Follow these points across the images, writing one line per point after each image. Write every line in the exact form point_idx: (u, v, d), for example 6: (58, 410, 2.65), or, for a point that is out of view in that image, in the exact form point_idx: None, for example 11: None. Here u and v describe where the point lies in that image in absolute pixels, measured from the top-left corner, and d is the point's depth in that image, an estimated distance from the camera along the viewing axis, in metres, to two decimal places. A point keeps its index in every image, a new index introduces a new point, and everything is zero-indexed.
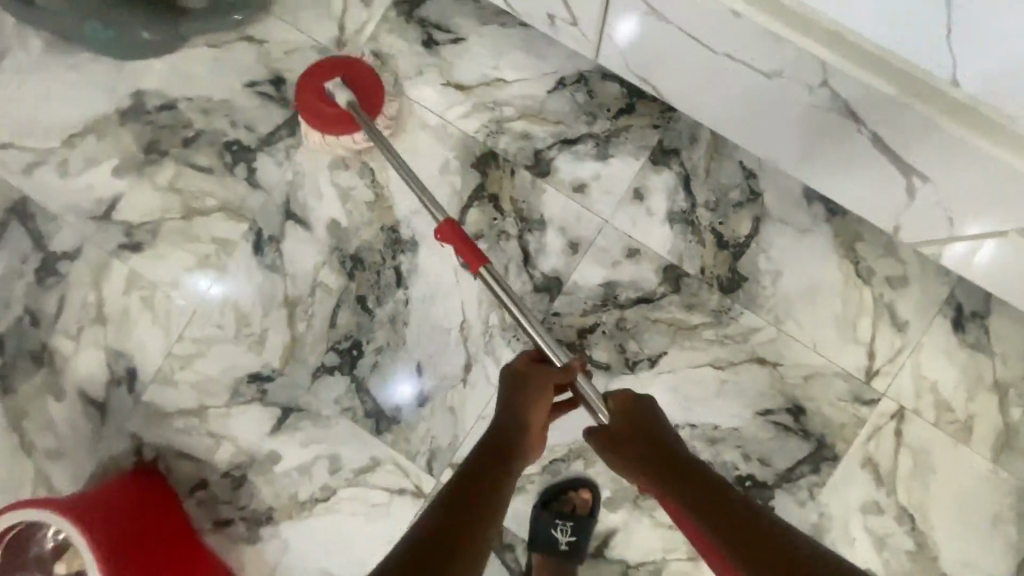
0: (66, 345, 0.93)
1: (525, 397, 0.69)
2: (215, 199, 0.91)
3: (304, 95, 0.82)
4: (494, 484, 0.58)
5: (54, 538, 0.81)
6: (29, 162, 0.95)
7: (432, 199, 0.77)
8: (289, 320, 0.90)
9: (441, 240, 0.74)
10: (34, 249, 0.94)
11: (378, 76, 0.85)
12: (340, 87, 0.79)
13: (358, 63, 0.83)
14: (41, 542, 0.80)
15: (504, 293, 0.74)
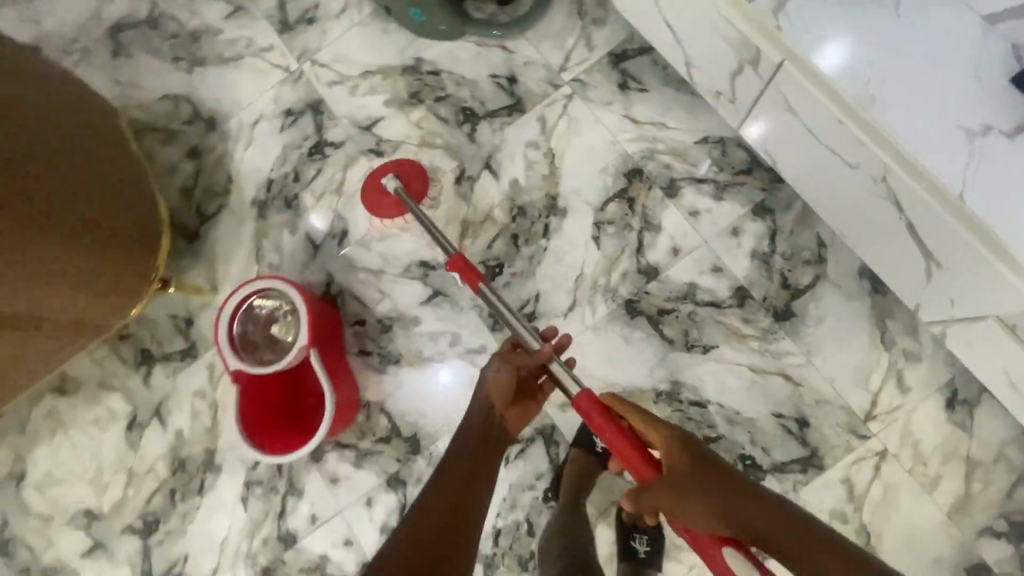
0: (310, 200, 1.34)
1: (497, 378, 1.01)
2: (442, 141, 1.31)
3: (367, 192, 1.19)
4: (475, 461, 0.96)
5: (263, 313, 1.17)
6: (332, 79, 1.39)
7: (449, 240, 1.08)
8: (461, 234, 1.26)
9: (453, 269, 1.03)
10: (313, 133, 1.37)
11: (413, 166, 1.23)
12: (390, 179, 1.16)
13: (400, 161, 1.22)
14: (253, 312, 1.16)
15: (496, 300, 1.00)
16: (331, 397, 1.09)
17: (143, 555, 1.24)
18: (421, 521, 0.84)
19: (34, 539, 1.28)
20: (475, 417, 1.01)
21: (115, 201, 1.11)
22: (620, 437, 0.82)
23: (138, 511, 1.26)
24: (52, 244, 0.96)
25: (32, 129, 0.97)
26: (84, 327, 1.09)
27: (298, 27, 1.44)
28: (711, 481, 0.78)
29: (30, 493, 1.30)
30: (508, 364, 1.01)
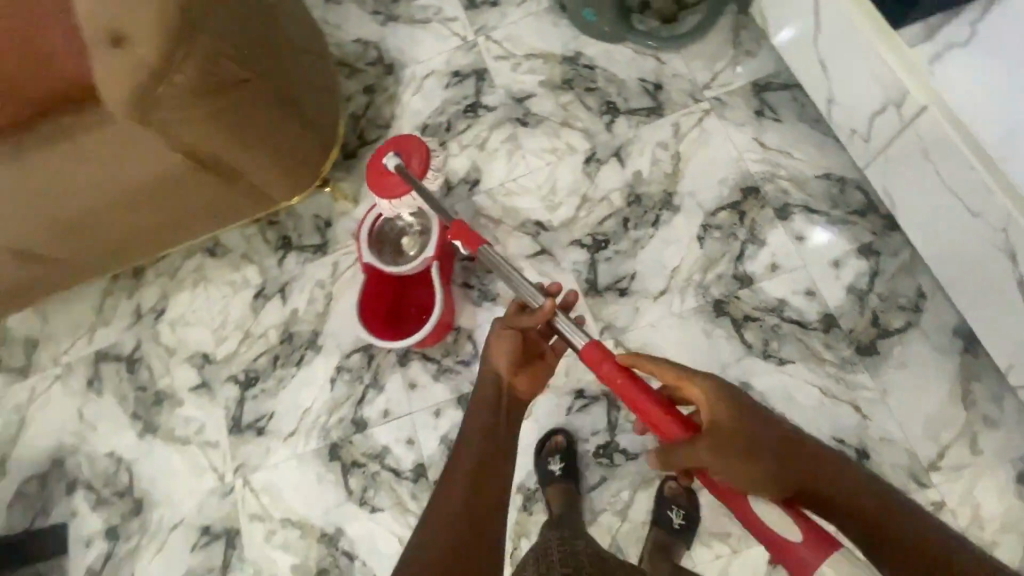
0: (454, 147, 1.52)
1: (497, 340, 1.07)
2: (582, 124, 1.46)
3: (373, 175, 1.24)
4: (493, 446, 0.97)
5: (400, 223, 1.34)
6: (500, 54, 1.59)
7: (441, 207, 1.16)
8: (577, 206, 1.39)
9: (453, 236, 1.10)
10: (472, 94, 1.57)
11: (414, 141, 1.26)
12: (389, 158, 1.22)
13: (398, 138, 1.26)
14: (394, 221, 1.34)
15: (492, 258, 1.06)
16: (439, 308, 1.24)
17: (237, 403, 1.42)
18: (451, 502, 0.86)
19: (157, 365, 1.51)
20: (486, 389, 1.07)
21: (320, 109, 1.29)
22: (640, 393, 0.86)
23: (243, 365, 1.46)
24: (276, 134, 1.16)
25: (298, 38, 1.22)
26: (259, 195, 1.26)
27: (482, 7, 1.65)
28: (749, 437, 0.79)
29: (165, 327, 1.54)
30: (510, 328, 1.05)
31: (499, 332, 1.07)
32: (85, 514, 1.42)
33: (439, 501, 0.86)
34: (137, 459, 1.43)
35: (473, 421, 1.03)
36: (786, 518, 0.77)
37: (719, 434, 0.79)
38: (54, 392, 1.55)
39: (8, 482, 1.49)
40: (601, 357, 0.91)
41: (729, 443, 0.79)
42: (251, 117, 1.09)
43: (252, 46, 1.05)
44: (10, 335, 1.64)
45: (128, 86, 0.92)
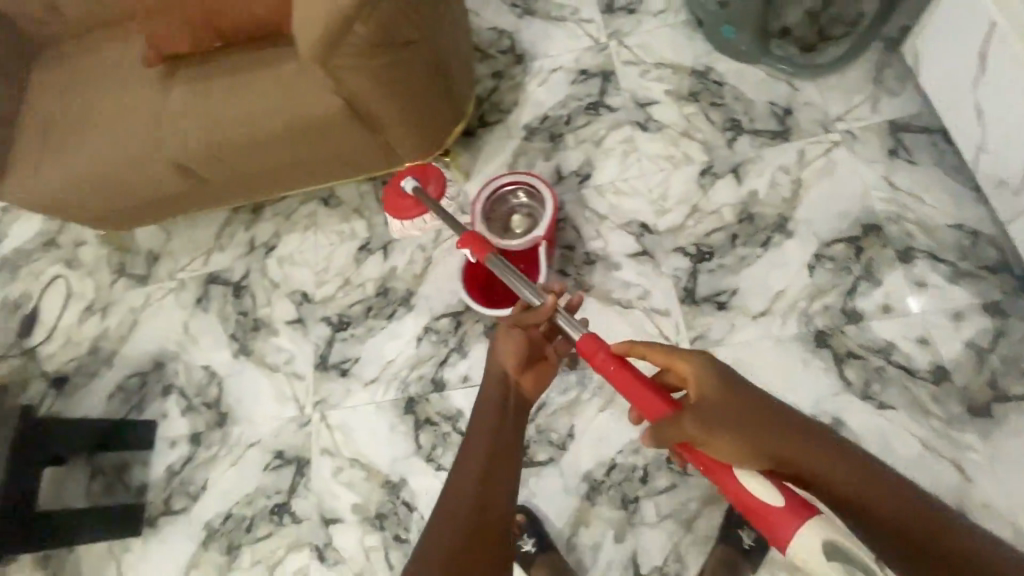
0: (571, 140, 1.56)
1: (505, 339, 1.05)
2: (702, 136, 1.47)
3: (389, 198, 1.30)
4: (503, 449, 0.94)
5: (511, 201, 1.38)
6: (630, 59, 1.63)
7: (452, 219, 1.19)
8: (686, 215, 1.40)
9: (463, 245, 1.15)
10: (596, 93, 1.61)
11: (432, 168, 1.32)
12: (407, 181, 1.28)
13: (418, 166, 1.32)
14: (507, 198, 1.38)
15: (500, 266, 1.10)
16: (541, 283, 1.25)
17: (326, 343, 1.51)
18: (453, 514, 0.86)
19: (260, 295, 1.62)
20: (493, 390, 1.03)
21: (461, 91, 1.36)
22: (631, 377, 0.93)
23: (337, 309, 1.54)
24: (418, 102, 1.23)
25: (459, 28, 1.31)
26: (390, 152, 1.32)
27: (618, 13, 1.70)
28: (731, 406, 0.80)
29: (273, 263, 1.65)
30: (517, 328, 1.06)
31: (508, 333, 1.06)
32: (174, 417, 1.53)
33: (443, 515, 0.87)
34: (228, 376, 1.54)
35: (479, 420, 1.00)
36: (771, 487, 0.75)
37: (704, 405, 0.81)
38: (166, 302, 1.69)
39: (114, 374, 1.64)
40: (595, 349, 0.95)
41: (714, 414, 0.80)
42: (404, 82, 1.17)
43: (429, 23, 1.14)
44: (137, 246, 1.80)
45: (326, 26, 1.01)
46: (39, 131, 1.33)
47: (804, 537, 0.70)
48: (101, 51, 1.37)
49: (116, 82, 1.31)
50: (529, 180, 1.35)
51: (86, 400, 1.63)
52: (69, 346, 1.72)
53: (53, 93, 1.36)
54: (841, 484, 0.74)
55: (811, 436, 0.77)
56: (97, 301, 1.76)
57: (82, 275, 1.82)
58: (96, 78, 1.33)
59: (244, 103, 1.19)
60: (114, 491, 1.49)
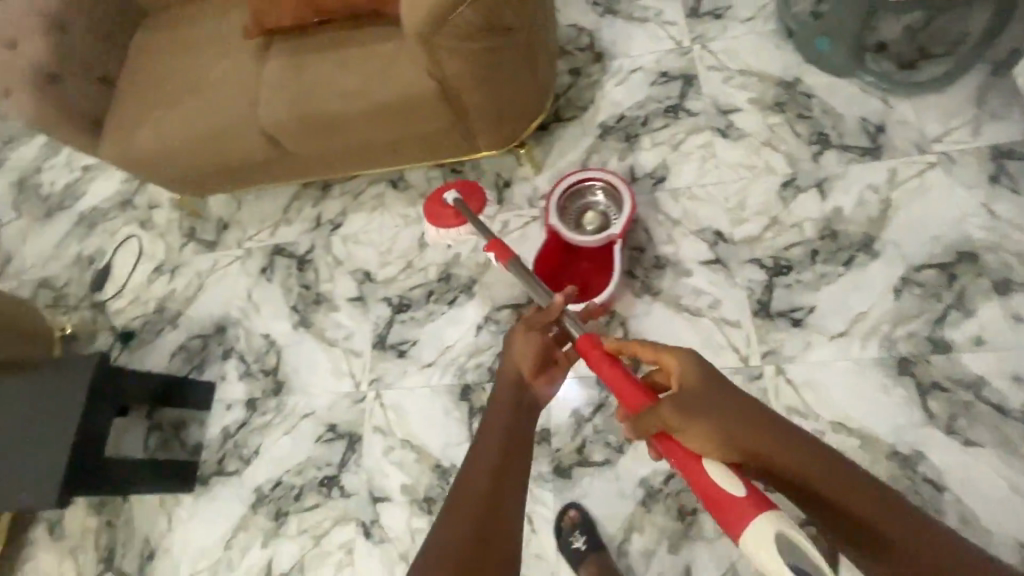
0: (646, 142, 1.54)
1: (518, 340, 1.10)
2: (786, 148, 1.43)
3: (431, 205, 1.40)
4: (514, 452, 0.96)
5: (590, 195, 1.37)
6: (713, 65, 1.59)
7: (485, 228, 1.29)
8: (765, 226, 1.36)
9: (489, 248, 1.23)
10: (676, 97, 1.58)
11: (476, 187, 1.44)
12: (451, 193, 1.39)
13: (463, 183, 1.44)
14: (587, 192, 1.37)
15: (519, 267, 1.17)
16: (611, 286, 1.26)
17: (386, 323, 1.52)
18: (460, 515, 0.86)
19: (322, 270, 1.64)
20: (506, 390, 1.06)
21: (546, 87, 1.35)
22: (617, 370, 0.95)
23: (398, 291, 1.55)
24: (503, 91, 1.23)
25: (551, 24, 1.31)
26: (469, 139, 1.32)
27: (704, 17, 1.67)
28: (708, 400, 0.83)
29: (337, 240, 1.67)
30: (532, 329, 1.10)
31: (524, 334, 1.10)
32: (232, 381, 1.56)
33: (450, 509, 0.88)
34: (287, 347, 1.56)
35: (493, 421, 1.02)
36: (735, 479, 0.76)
37: (682, 395, 0.83)
38: (232, 269, 1.73)
39: (178, 334, 1.69)
40: (590, 345, 0.99)
41: (691, 405, 0.82)
42: (494, 68, 1.16)
43: (526, 13, 1.14)
44: (208, 212, 1.85)
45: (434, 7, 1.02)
46: (138, 91, 1.38)
47: (761, 533, 0.70)
48: (204, 20, 1.41)
49: (215, 50, 1.36)
50: (610, 180, 1.33)
51: (149, 356, 1.69)
52: (137, 303, 1.78)
53: (154, 56, 1.41)
54: (810, 477, 0.76)
55: (784, 433, 0.80)
56: (167, 262, 1.82)
57: (154, 236, 1.88)
58: (197, 45, 1.38)
59: (334, 80, 1.22)
60: (170, 447, 1.52)
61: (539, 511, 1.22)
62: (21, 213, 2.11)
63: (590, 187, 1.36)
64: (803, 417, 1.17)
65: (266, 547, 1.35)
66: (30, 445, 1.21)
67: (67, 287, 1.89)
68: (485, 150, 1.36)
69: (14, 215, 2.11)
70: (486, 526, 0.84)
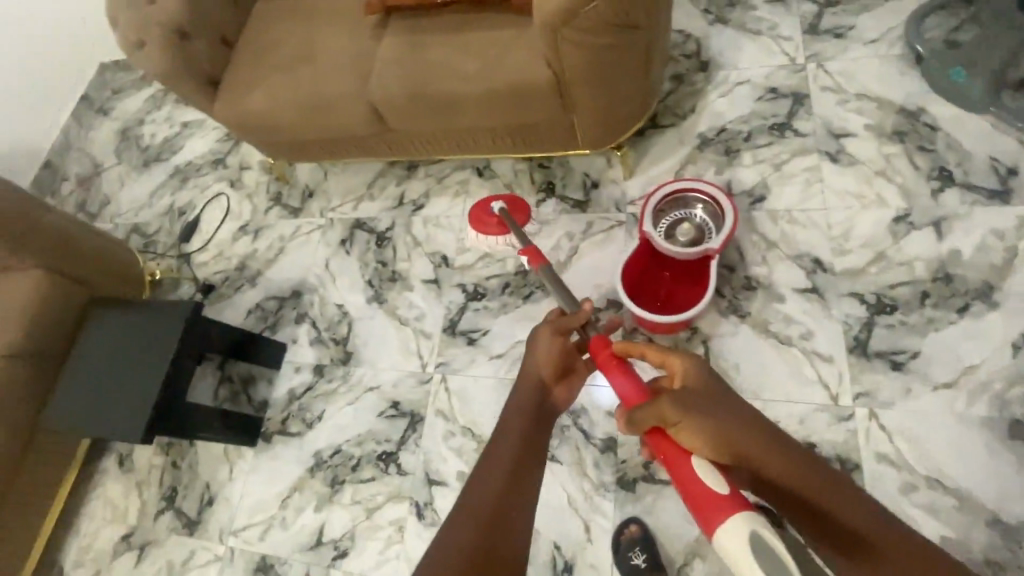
0: (748, 159, 1.48)
1: (540, 342, 1.10)
2: (902, 180, 1.35)
3: (475, 211, 1.46)
4: (529, 457, 0.96)
5: (689, 209, 1.32)
6: (828, 85, 1.51)
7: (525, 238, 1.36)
8: (870, 260, 1.28)
9: (524, 254, 1.31)
10: (784, 114, 1.51)
11: (522, 200, 1.48)
12: (498, 204, 1.44)
13: (511, 195, 1.49)
14: (685, 205, 1.32)
15: (549, 277, 1.25)
16: (703, 303, 1.19)
17: (458, 309, 1.52)
18: (469, 515, 0.86)
19: (400, 249, 1.66)
20: (525, 393, 1.06)
21: (653, 90, 1.32)
22: (624, 372, 0.99)
23: (473, 279, 1.55)
24: (615, 92, 1.21)
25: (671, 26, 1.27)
26: (568, 135, 1.32)
27: (822, 36, 1.59)
28: (705, 401, 0.87)
29: (418, 221, 1.69)
30: (556, 333, 1.10)
31: (549, 339, 1.09)
32: (303, 345, 1.60)
33: (463, 508, 0.88)
34: (359, 319, 1.59)
35: (509, 425, 1.01)
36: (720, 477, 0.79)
37: (683, 393, 0.87)
38: (312, 237, 1.77)
39: (256, 293, 1.74)
40: (603, 348, 1.03)
41: (689, 402, 0.86)
42: (613, 69, 1.14)
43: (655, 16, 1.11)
44: (295, 179, 1.90)
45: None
46: (257, 54, 1.42)
47: (732, 529, 0.73)
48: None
49: (338, 22, 1.39)
50: (717, 200, 1.28)
51: (226, 311, 1.75)
52: (220, 259, 1.85)
53: (277, 21, 1.44)
54: (789, 478, 0.80)
55: (776, 441, 0.82)
56: (251, 223, 1.88)
57: (241, 196, 1.95)
58: (320, 14, 1.41)
59: (444, 64, 1.23)
60: (238, 401, 1.57)
61: (598, 520, 1.20)
62: (122, 160, 2.23)
63: (688, 200, 1.32)
64: (895, 467, 1.10)
65: (319, 511, 1.37)
66: (124, 381, 1.28)
67: (157, 235, 1.99)
68: (584, 148, 1.35)
69: (115, 161, 2.24)
70: (494, 527, 0.85)
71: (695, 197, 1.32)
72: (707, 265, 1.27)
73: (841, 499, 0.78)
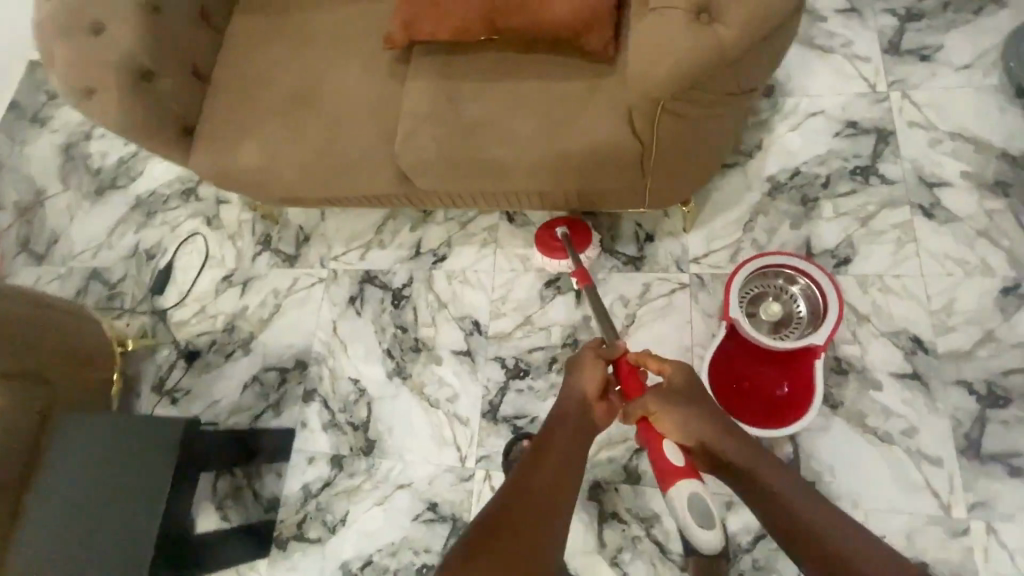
0: (828, 211, 1.29)
1: (576, 366, 1.00)
2: (1009, 244, 1.19)
3: (541, 232, 1.29)
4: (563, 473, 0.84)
5: (784, 287, 1.14)
6: (918, 120, 1.32)
7: (577, 256, 1.25)
8: (978, 341, 1.13)
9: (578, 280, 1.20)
10: (867, 156, 1.31)
11: (584, 222, 1.32)
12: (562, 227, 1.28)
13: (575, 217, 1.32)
14: (780, 283, 1.14)
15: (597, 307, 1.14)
16: (794, 425, 1.05)
17: (498, 389, 1.32)
18: (501, 532, 0.72)
19: (423, 311, 1.42)
20: (563, 416, 0.94)
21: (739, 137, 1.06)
22: (635, 384, 0.98)
23: (514, 351, 1.34)
24: (701, 151, 0.95)
25: None
26: (635, 198, 1.05)
27: (905, 57, 1.38)
28: (683, 392, 0.90)
29: (440, 276, 1.44)
30: (593, 359, 1.00)
31: (595, 364, 0.99)
32: (315, 430, 1.38)
33: (491, 522, 0.74)
34: (380, 399, 1.37)
35: (543, 445, 0.89)
36: (678, 453, 0.86)
37: (666, 387, 0.90)
38: (314, 292, 1.51)
39: (251, 362, 1.49)
40: (627, 369, 0.99)
41: (669, 391, 0.90)
42: (704, 132, 0.90)
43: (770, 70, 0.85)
44: (286, 218, 1.61)
45: (687, 68, 0.74)
46: (244, 97, 1.13)
47: (678, 492, 0.82)
48: (334, 13, 1.14)
49: (348, 59, 1.10)
50: (827, 298, 1.08)
51: (217, 383, 1.50)
52: (204, 318, 1.57)
53: (266, 54, 1.15)
54: (737, 459, 0.84)
55: (732, 429, 0.88)
56: (238, 272, 1.60)
57: (223, 238, 1.65)
58: (326, 46, 1.12)
59: (484, 119, 0.98)
60: (243, 499, 1.36)
61: None
62: (67, 184, 1.86)
63: (787, 277, 1.13)
64: None
65: None
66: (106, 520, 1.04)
67: (122, 285, 1.68)
68: (653, 209, 1.08)
69: (60, 187, 1.86)
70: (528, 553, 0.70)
71: (804, 281, 1.12)
72: (792, 363, 1.10)
73: (775, 470, 0.82)
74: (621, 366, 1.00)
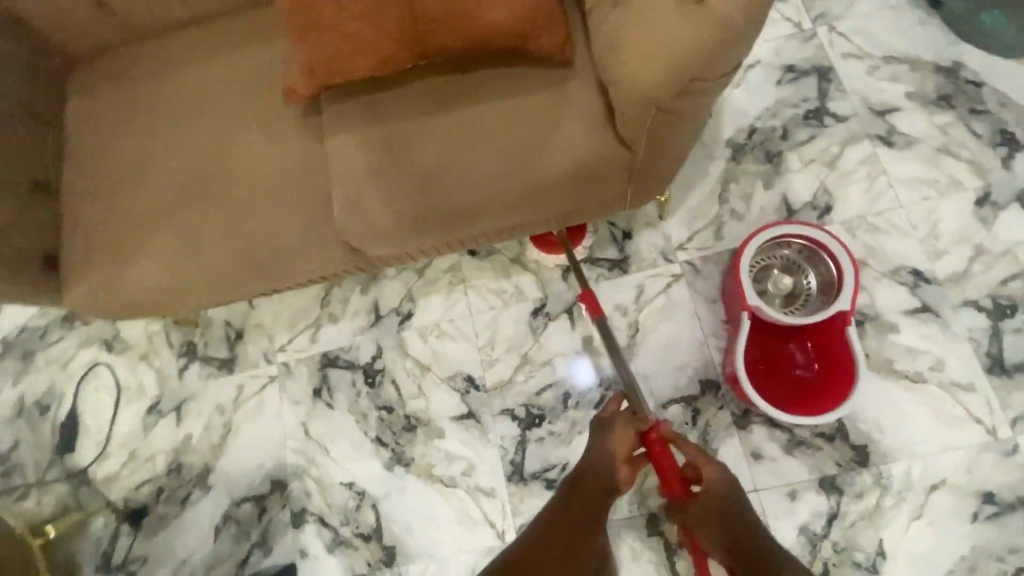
0: (795, 162, 1.24)
1: (604, 436, 0.91)
2: (969, 155, 1.20)
3: None
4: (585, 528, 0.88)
5: (792, 264, 1.09)
6: (851, 51, 1.29)
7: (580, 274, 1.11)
8: (971, 257, 1.14)
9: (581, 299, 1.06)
10: (815, 97, 1.27)
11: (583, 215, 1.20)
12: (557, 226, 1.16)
13: None
14: (787, 261, 1.09)
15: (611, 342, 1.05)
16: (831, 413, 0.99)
17: (517, 445, 1.17)
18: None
19: (405, 382, 1.23)
20: (591, 481, 0.89)
21: None
22: (672, 471, 0.87)
23: (521, 398, 1.19)
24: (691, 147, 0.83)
25: None
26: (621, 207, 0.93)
27: None
28: (720, 503, 0.88)
29: (413, 336, 1.25)
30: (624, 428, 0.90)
31: (626, 431, 0.89)
32: (320, 555, 1.17)
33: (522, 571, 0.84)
34: (386, 497, 1.18)
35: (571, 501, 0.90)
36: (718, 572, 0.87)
37: (705, 505, 0.88)
38: (268, 396, 1.27)
39: (216, 501, 1.23)
40: (663, 453, 0.88)
41: (707, 502, 0.88)
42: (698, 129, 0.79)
43: None
44: (205, 318, 1.33)
45: (686, 64, 0.65)
46: (130, 202, 0.92)
47: None
48: (220, 76, 0.94)
49: (251, 127, 0.90)
50: (838, 270, 1.03)
51: (180, 538, 1.23)
52: (138, 465, 1.28)
53: (146, 143, 0.93)
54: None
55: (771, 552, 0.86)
56: (164, 398, 1.31)
57: (129, 361, 1.34)
58: (220, 119, 0.92)
59: (437, 163, 0.82)
60: None
61: None
62: None
63: (792, 252, 1.09)
64: None
65: None
66: None
67: (12, 455, 1.33)
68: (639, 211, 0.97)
69: None
70: None
71: (810, 254, 1.07)
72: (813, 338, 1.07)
73: None
74: (651, 445, 0.88)
